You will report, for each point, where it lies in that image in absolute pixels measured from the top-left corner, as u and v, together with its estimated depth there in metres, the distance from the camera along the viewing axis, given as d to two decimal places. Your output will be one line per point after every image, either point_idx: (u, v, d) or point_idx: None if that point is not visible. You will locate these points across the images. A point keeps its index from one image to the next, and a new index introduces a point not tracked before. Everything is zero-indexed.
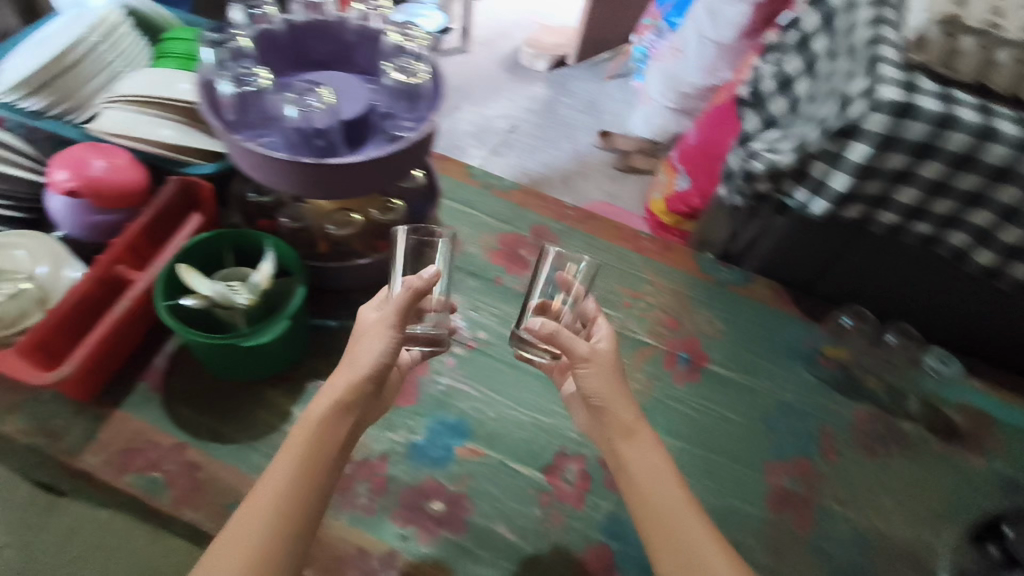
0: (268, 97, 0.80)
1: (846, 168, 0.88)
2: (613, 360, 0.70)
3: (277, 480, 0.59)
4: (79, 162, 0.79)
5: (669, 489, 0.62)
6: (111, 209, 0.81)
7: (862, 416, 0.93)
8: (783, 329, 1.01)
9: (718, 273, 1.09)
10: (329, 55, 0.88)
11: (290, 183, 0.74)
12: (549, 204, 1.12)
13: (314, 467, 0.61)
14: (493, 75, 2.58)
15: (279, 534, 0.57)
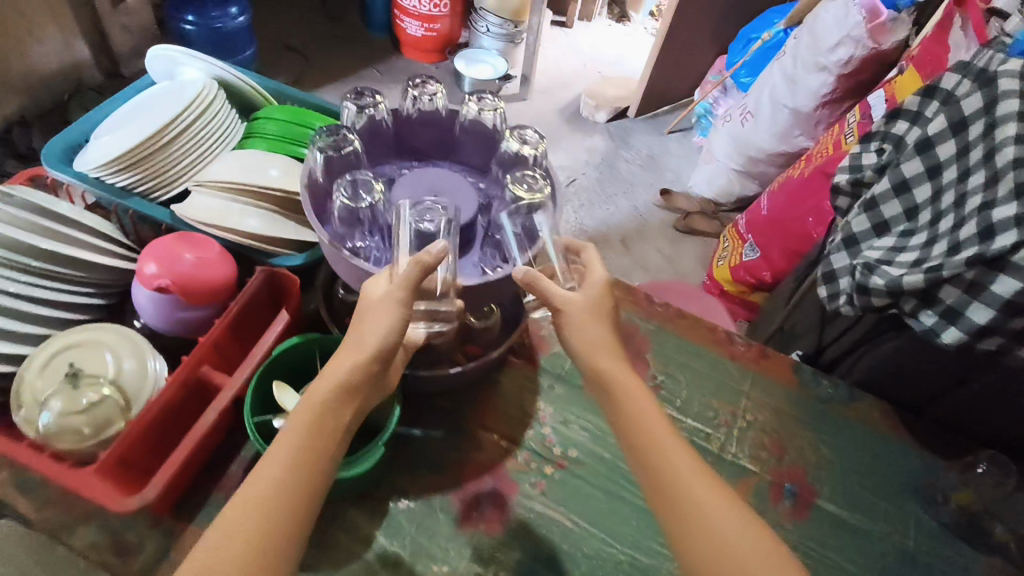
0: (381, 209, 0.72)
1: (990, 301, 0.80)
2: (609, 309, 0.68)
3: (272, 476, 0.56)
4: (170, 255, 0.75)
5: (686, 463, 0.63)
6: (198, 304, 0.77)
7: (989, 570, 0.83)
8: (899, 461, 0.92)
9: (820, 387, 0.99)
10: (436, 149, 0.84)
11: None
12: (638, 300, 1.05)
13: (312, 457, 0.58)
14: (552, 125, 2.56)
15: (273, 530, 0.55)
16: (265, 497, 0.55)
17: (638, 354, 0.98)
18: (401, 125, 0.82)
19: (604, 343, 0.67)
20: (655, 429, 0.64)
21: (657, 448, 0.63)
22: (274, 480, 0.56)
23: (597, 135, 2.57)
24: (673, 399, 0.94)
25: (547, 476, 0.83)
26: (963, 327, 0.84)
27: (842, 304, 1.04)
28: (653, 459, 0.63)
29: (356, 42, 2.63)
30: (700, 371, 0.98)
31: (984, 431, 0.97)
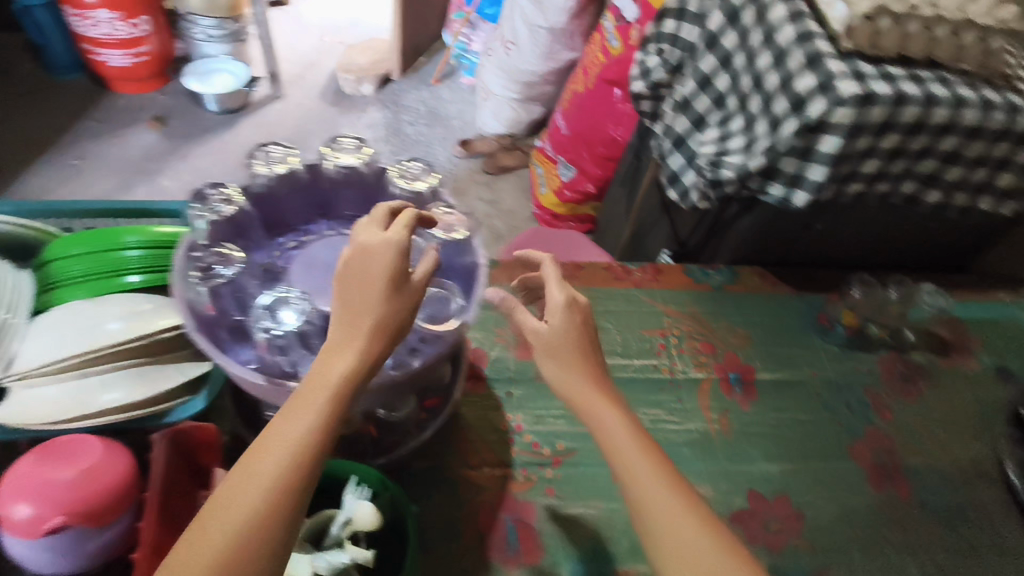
0: (307, 327, 0.64)
1: (821, 160, 0.95)
2: (585, 343, 0.64)
3: (294, 437, 0.51)
4: (38, 486, 0.62)
5: (663, 500, 0.55)
6: (108, 521, 0.65)
7: (887, 366, 1.03)
8: (790, 311, 1.08)
9: (709, 278, 1.11)
10: (306, 213, 0.77)
11: (350, 405, 0.65)
12: (538, 270, 1.06)
13: (333, 421, 0.52)
14: (322, 113, 2.35)
15: (285, 499, 0.48)
16: (286, 466, 0.49)
17: None
18: (262, 203, 0.74)
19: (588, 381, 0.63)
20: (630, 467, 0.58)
21: (632, 478, 0.57)
22: (294, 450, 0.50)
23: (372, 108, 2.43)
24: (615, 348, 0.98)
25: (551, 479, 0.82)
26: (807, 187, 0.98)
27: (699, 194, 1.15)
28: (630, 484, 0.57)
29: (47, 95, 2.14)
30: (620, 310, 1.04)
31: (825, 254, 1.18)
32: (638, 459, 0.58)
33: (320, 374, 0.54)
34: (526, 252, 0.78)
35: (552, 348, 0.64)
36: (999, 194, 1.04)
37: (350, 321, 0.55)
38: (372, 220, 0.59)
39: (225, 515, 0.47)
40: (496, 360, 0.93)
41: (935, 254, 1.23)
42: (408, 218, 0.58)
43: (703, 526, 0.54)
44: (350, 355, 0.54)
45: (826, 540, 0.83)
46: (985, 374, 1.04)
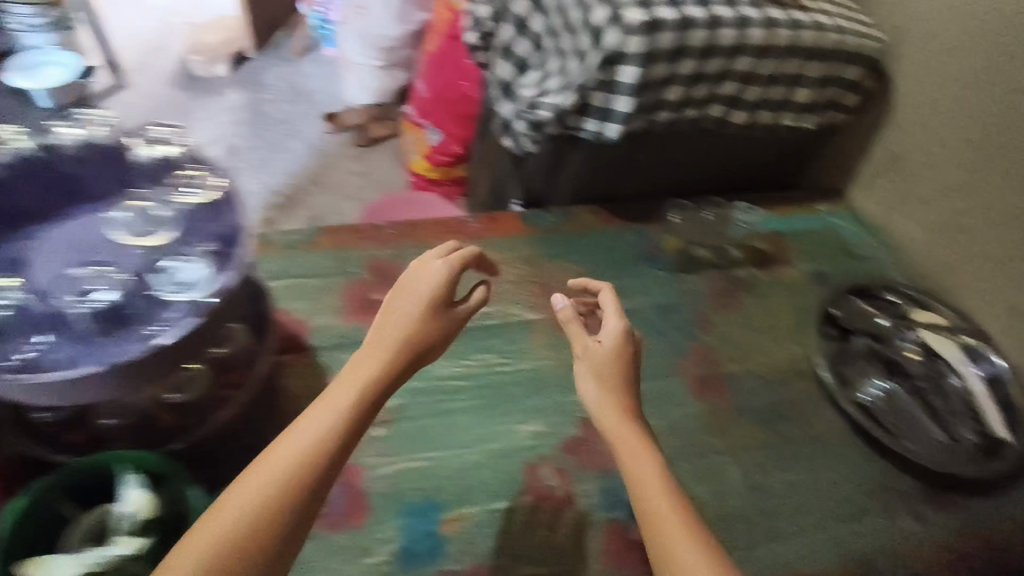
0: (33, 305, 0.73)
1: (624, 90, 0.95)
2: (625, 364, 0.73)
3: (304, 443, 0.56)
4: None
5: (668, 508, 0.61)
6: None
7: (715, 287, 1.09)
8: (622, 244, 1.12)
9: (544, 221, 1.13)
10: (61, 198, 0.86)
11: (107, 392, 0.63)
12: (367, 233, 1.04)
13: (359, 420, 0.60)
14: (173, 100, 2.19)
15: (304, 478, 0.54)
16: (313, 442, 0.56)
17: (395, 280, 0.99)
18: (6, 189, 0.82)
19: (607, 399, 0.71)
20: (640, 469, 0.64)
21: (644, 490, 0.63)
22: (321, 436, 0.57)
23: (229, 90, 2.28)
24: None
25: (380, 436, 0.83)
26: (617, 120, 0.98)
27: (524, 141, 1.12)
28: (638, 487, 0.63)
29: None
30: None
31: (656, 186, 1.22)
32: (654, 476, 0.63)
33: (354, 370, 0.63)
34: (455, 245, 0.76)
35: (597, 367, 0.73)
36: (798, 110, 1.10)
37: (372, 349, 0.65)
38: (421, 261, 0.72)
39: (230, 507, 0.52)
40: (322, 328, 0.92)
41: (756, 176, 1.30)
42: (463, 255, 0.73)
43: (692, 529, 0.60)
44: (378, 358, 0.64)
45: (652, 454, 0.88)
46: (799, 281, 1.13)
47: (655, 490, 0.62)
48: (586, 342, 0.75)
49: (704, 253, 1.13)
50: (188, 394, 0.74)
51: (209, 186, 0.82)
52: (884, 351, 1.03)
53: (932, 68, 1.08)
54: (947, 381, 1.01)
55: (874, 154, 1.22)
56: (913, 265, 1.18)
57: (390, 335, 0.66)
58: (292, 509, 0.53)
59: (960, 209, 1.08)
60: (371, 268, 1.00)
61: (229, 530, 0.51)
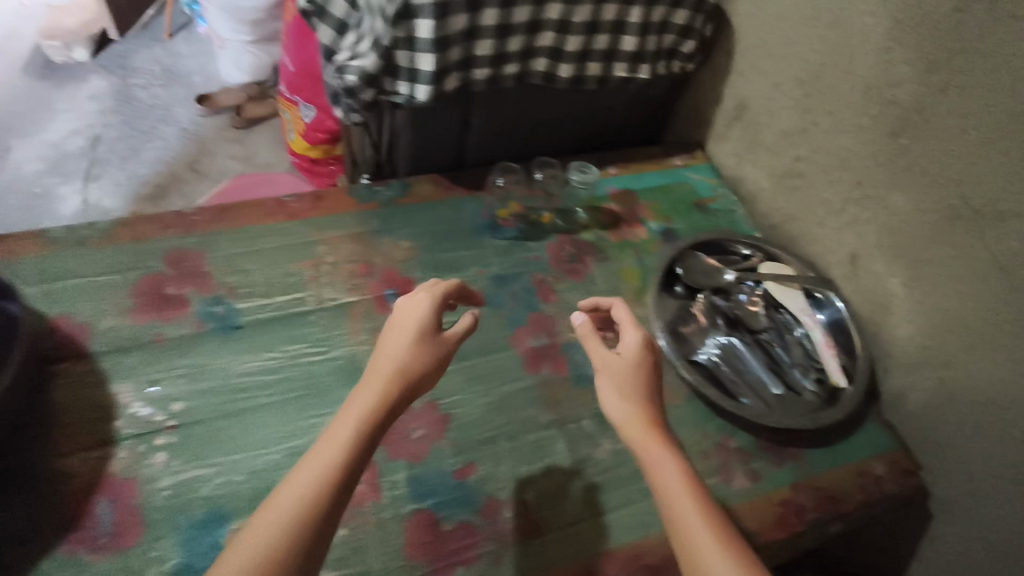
0: None
1: (424, 47, 0.87)
2: (648, 376, 0.74)
3: (325, 463, 0.58)
4: None
5: (691, 507, 0.62)
6: None
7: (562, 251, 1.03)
8: (461, 211, 1.04)
9: (377, 195, 1.03)
10: None
11: None
12: (165, 221, 0.94)
13: (366, 441, 0.61)
14: (22, 90, 1.92)
15: (317, 505, 0.56)
16: (330, 468, 0.58)
17: (197, 270, 0.90)
18: None
19: (635, 391, 0.72)
20: (664, 473, 0.65)
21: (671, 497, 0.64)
22: (334, 465, 0.58)
23: (92, 75, 2.00)
24: (254, 288, 0.90)
25: (163, 445, 0.76)
26: (424, 80, 0.91)
27: (348, 109, 1.00)
28: (664, 488, 0.65)
29: None
30: (265, 246, 0.95)
31: (507, 150, 1.13)
32: (675, 479, 0.65)
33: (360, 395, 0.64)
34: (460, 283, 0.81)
35: (617, 381, 0.73)
36: (633, 59, 1.03)
37: (374, 371, 0.66)
38: (414, 293, 0.74)
39: (258, 529, 0.54)
40: (106, 331, 0.83)
41: (619, 133, 1.23)
42: (445, 281, 0.75)
43: (715, 527, 0.61)
44: (375, 381, 0.66)
45: (476, 434, 0.83)
46: (649, 240, 1.09)
47: (682, 493, 0.63)
48: (602, 356, 0.75)
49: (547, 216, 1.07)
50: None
51: None
52: (726, 307, 1.00)
53: (767, 12, 1.05)
54: (790, 332, 0.99)
55: (722, 105, 1.19)
56: (764, 217, 1.16)
57: (386, 360, 0.68)
58: (311, 533, 0.54)
59: (800, 156, 1.07)
60: (171, 260, 0.91)
61: (267, 538, 0.53)
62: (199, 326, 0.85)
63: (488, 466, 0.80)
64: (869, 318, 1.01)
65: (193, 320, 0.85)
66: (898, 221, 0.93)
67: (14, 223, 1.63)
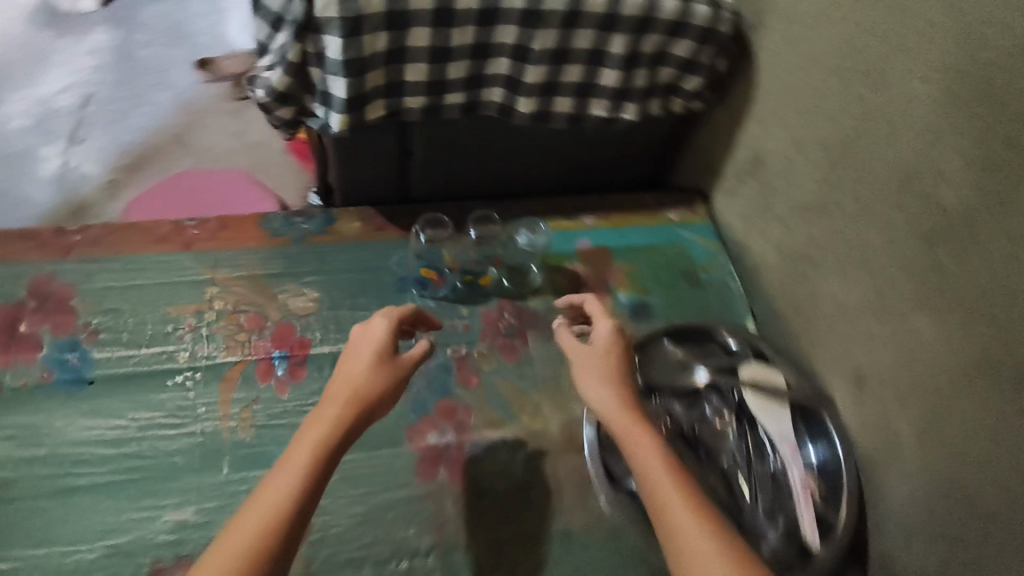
0: None
1: (334, 68, 0.68)
2: (623, 363, 0.68)
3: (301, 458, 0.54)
4: None
5: (679, 501, 0.54)
6: None
7: (495, 322, 0.86)
8: (385, 259, 0.88)
9: (294, 230, 0.89)
10: None
11: None
12: (41, 238, 0.82)
13: (323, 471, 0.55)
14: (26, 36, 1.84)
15: (286, 513, 0.50)
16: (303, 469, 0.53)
17: (63, 306, 0.78)
18: None
19: (611, 377, 0.66)
20: (640, 456, 0.58)
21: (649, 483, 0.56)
22: (311, 459, 0.54)
23: (96, 28, 1.90)
24: (119, 336, 0.77)
25: None
26: (338, 107, 0.72)
27: (271, 122, 0.83)
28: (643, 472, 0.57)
29: None
30: (148, 282, 0.81)
31: (461, 185, 0.95)
32: (654, 458, 0.58)
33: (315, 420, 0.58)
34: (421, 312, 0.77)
35: (585, 365, 0.67)
36: (615, 96, 0.82)
37: (340, 380, 0.62)
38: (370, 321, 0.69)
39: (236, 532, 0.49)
40: None
41: (611, 171, 1.02)
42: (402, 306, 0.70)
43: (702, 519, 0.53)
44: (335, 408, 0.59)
45: (334, 554, 0.69)
46: (613, 316, 0.90)
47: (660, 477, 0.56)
48: (574, 350, 0.70)
49: (487, 277, 0.89)
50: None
51: None
52: (685, 420, 0.84)
53: (800, 51, 0.82)
54: (762, 462, 0.81)
55: (735, 155, 0.97)
56: (764, 299, 0.95)
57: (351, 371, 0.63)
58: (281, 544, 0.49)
59: (813, 239, 0.85)
60: (33, 289, 0.78)
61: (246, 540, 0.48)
62: (44, 376, 0.73)
63: None
64: (868, 459, 0.80)
65: (38, 369, 0.73)
66: (918, 352, 0.71)
67: None
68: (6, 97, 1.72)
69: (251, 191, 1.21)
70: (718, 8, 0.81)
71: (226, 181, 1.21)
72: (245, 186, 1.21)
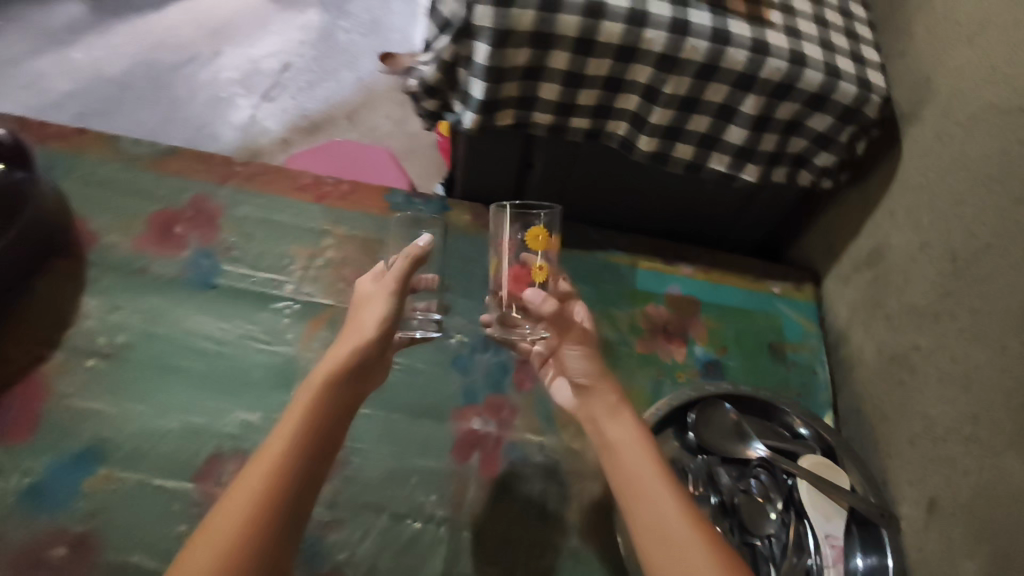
0: None
1: (476, 73, 0.78)
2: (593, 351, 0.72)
3: (302, 413, 0.57)
4: None
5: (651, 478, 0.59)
6: None
7: (501, 249, 0.75)
8: (482, 255, 0.95)
9: (411, 207, 0.97)
10: None
11: None
12: (213, 164, 0.98)
13: (315, 434, 0.56)
14: (255, 8, 2.14)
15: (288, 468, 0.53)
16: (302, 425, 0.56)
17: (208, 220, 0.92)
18: None
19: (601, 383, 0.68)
20: (625, 449, 0.62)
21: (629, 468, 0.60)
22: (314, 414, 0.57)
23: (311, 10, 2.18)
24: (244, 257, 0.90)
25: (89, 370, 0.79)
26: (472, 107, 0.81)
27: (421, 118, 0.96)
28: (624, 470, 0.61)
29: None
30: (279, 221, 0.94)
31: (572, 206, 1.00)
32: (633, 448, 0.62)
33: (302, 395, 0.59)
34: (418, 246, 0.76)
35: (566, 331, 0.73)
36: (738, 154, 0.84)
37: (346, 332, 0.66)
38: (370, 274, 0.72)
39: (247, 483, 0.52)
40: (110, 248, 0.88)
41: (721, 227, 1.02)
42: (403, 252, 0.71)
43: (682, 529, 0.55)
44: (327, 366, 0.61)
45: (360, 495, 0.74)
46: (683, 366, 0.90)
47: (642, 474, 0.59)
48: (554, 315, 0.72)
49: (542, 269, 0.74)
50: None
51: None
52: (729, 488, 0.78)
53: (949, 152, 0.78)
54: (800, 556, 0.74)
55: (857, 244, 0.93)
56: (852, 395, 0.89)
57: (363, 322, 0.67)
58: (281, 500, 0.51)
59: (918, 346, 0.79)
60: (192, 203, 0.93)
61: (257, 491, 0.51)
62: (180, 273, 0.87)
63: (350, 530, 0.72)
64: None
65: (178, 267, 0.88)
66: (1002, 492, 0.64)
67: (192, 117, 1.87)
68: (227, 54, 2.02)
69: (386, 171, 1.34)
70: (868, 91, 0.80)
71: (367, 158, 1.35)
72: (383, 166, 1.35)
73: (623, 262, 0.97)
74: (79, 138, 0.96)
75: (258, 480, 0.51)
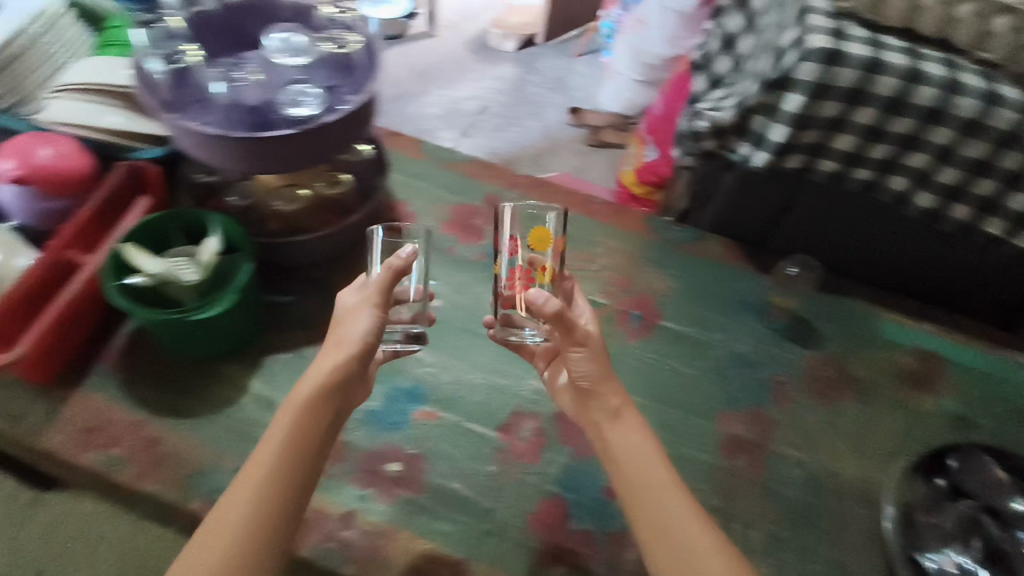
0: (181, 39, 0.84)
1: (783, 119, 0.88)
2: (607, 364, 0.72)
3: (273, 452, 0.60)
4: (23, 151, 0.82)
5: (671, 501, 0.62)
6: (60, 196, 0.86)
7: (505, 251, 0.76)
8: (736, 284, 1.04)
9: (668, 232, 1.09)
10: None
11: (232, 160, 0.78)
12: (502, 173, 1.13)
13: (288, 472, 0.60)
14: (458, 56, 2.27)
15: (263, 511, 0.57)
16: (276, 456, 0.60)
17: None
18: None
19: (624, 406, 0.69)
20: (649, 467, 0.65)
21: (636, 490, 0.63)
22: (288, 443, 0.61)
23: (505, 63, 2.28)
24: None
25: None
26: (769, 148, 0.92)
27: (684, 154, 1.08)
28: (639, 484, 0.64)
29: None
30: None
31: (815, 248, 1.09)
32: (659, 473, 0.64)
33: (274, 425, 0.63)
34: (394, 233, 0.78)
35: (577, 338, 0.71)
36: (1013, 221, 0.91)
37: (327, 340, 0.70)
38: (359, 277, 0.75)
39: (226, 513, 0.57)
40: (423, 228, 1.03)
41: (957, 288, 1.07)
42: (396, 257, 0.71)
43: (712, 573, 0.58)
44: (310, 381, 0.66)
45: None
46: (931, 413, 0.93)
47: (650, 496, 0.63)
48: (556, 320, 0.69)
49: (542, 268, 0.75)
50: (292, 208, 0.91)
51: (353, 38, 0.86)
52: (998, 534, 0.75)
53: None
54: None
55: None
56: None
57: (349, 330, 0.69)
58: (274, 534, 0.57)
59: None
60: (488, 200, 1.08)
61: (234, 526, 0.56)
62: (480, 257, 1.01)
63: None
64: None
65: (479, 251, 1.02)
66: None
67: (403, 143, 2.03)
68: (433, 93, 2.15)
69: None
70: None
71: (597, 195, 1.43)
72: None
73: (865, 309, 1.03)
74: (398, 137, 1.15)
75: (242, 507, 0.57)
